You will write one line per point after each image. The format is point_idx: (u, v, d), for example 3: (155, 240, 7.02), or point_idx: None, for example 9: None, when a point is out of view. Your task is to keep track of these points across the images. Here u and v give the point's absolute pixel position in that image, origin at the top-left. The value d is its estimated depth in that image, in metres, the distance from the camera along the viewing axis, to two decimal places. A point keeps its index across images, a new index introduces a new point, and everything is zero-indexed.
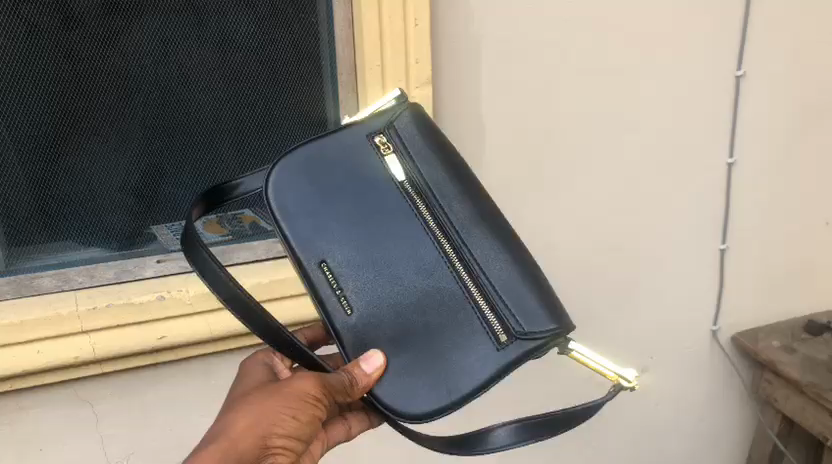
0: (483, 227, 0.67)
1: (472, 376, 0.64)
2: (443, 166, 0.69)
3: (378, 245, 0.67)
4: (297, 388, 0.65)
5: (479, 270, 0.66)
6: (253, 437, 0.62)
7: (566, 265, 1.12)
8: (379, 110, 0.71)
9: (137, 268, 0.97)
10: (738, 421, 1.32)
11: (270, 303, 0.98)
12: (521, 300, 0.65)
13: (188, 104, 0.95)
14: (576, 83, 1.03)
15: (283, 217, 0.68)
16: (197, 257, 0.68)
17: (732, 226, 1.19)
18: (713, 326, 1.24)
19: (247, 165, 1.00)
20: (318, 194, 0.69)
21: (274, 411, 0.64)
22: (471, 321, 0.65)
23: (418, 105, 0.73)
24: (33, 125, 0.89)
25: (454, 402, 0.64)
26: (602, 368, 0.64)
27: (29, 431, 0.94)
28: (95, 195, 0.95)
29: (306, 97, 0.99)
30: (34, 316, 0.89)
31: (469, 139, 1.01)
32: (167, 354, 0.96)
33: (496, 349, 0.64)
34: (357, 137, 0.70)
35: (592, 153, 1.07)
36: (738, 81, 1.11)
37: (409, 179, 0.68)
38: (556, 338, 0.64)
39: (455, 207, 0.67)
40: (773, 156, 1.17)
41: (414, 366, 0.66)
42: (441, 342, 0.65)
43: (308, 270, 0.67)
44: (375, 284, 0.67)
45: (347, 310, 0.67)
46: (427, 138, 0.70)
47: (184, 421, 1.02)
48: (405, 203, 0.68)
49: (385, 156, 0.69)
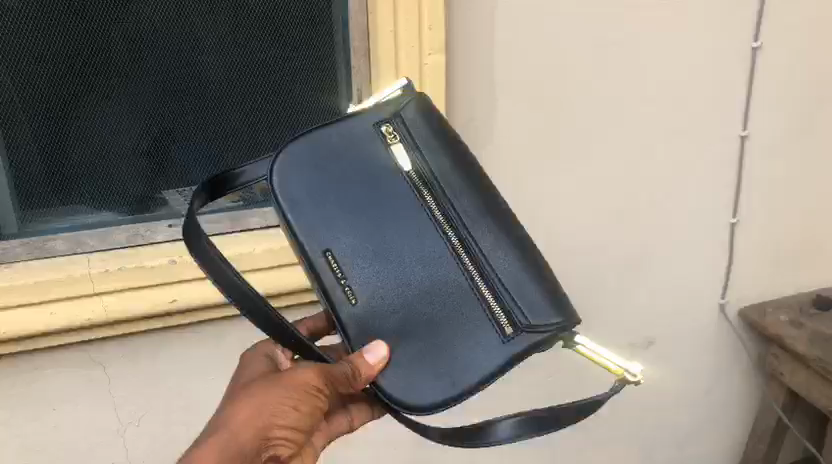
0: (488, 220, 0.67)
1: (475, 369, 0.65)
2: (449, 157, 0.69)
3: (381, 236, 0.67)
4: (298, 379, 0.65)
5: (485, 262, 0.66)
6: (254, 428, 0.64)
7: (575, 235, 1.11)
8: (384, 99, 0.72)
9: (149, 234, 0.97)
10: (746, 396, 1.32)
11: (277, 269, 0.98)
12: (526, 294, 0.66)
13: (199, 73, 0.94)
14: (591, 53, 1.01)
15: (288, 206, 0.68)
16: (199, 249, 0.67)
17: (745, 200, 1.18)
18: (721, 300, 1.24)
19: (258, 132, 0.99)
20: (325, 183, 0.69)
21: (274, 401, 0.65)
22: (476, 313, 0.66)
23: (425, 94, 0.73)
24: (45, 89, 0.88)
25: (457, 393, 0.65)
26: (609, 364, 0.65)
27: (43, 390, 0.96)
28: (107, 159, 0.94)
29: (320, 67, 0.98)
30: (47, 277, 0.90)
31: (481, 107, 0.99)
32: (178, 319, 0.97)
33: (501, 341, 0.65)
34: (363, 128, 0.70)
35: (605, 125, 1.06)
36: (755, 54, 1.09)
37: (415, 169, 0.69)
38: (561, 331, 0.65)
39: (461, 198, 0.67)
40: (789, 129, 1.16)
41: (418, 358, 0.66)
42: (446, 333, 0.66)
43: (313, 259, 0.67)
44: (381, 274, 0.67)
45: (352, 300, 0.67)
46: (433, 129, 0.70)
47: (194, 386, 1.03)
48: (413, 194, 0.68)
49: (391, 145, 0.69)
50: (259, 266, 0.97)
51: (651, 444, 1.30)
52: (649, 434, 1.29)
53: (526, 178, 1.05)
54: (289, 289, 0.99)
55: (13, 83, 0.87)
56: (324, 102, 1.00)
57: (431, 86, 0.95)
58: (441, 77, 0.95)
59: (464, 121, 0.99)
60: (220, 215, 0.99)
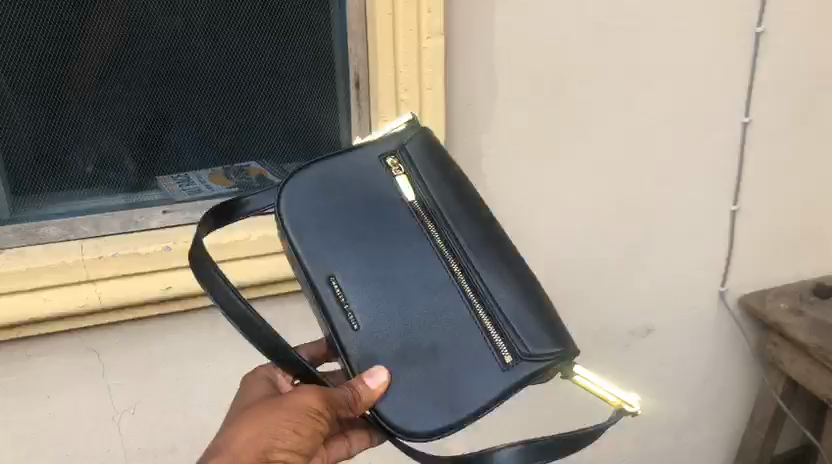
0: (488, 251, 0.69)
1: (476, 397, 0.63)
2: (450, 190, 0.71)
3: (384, 261, 0.68)
4: (298, 401, 0.64)
5: (486, 291, 0.67)
6: (254, 451, 0.63)
7: (575, 222, 1.10)
8: (391, 134, 0.74)
9: (144, 219, 0.95)
10: (744, 382, 1.32)
11: (273, 256, 0.97)
12: (525, 323, 0.66)
13: (198, 67, 0.92)
14: (592, 38, 0.99)
15: (294, 229, 0.69)
16: (202, 268, 0.67)
17: (746, 187, 1.17)
18: (721, 287, 1.23)
19: (254, 120, 0.97)
20: (330, 209, 0.69)
21: (274, 424, 0.64)
22: (476, 340, 0.65)
23: (430, 132, 0.76)
24: (35, 75, 0.86)
25: (456, 420, 0.63)
26: (608, 396, 0.66)
27: (37, 377, 0.95)
28: (100, 144, 0.93)
29: (321, 64, 0.97)
30: (39, 262, 0.89)
31: (480, 93, 0.97)
32: (173, 305, 0.96)
33: (501, 370, 0.64)
34: (370, 159, 0.72)
35: (605, 110, 1.04)
36: (758, 39, 1.07)
37: (418, 199, 0.70)
38: (560, 362, 0.65)
39: (462, 228, 0.69)
40: (792, 115, 1.14)
41: (419, 384, 0.65)
42: (447, 359, 0.65)
43: (317, 284, 0.67)
44: (383, 299, 0.67)
45: (354, 325, 0.66)
46: (435, 164, 0.72)
47: (190, 373, 1.02)
48: (415, 222, 0.69)
49: (395, 176, 0.71)
50: (252, 252, 0.96)
51: (649, 431, 1.30)
52: (647, 421, 1.29)
53: (525, 165, 1.03)
54: (284, 276, 0.98)
55: (9, 71, 0.85)
56: (325, 100, 0.99)
57: (431, 70, 0.93)
58: (440, 61, 0.93)
59: (463, 106, 0.98)
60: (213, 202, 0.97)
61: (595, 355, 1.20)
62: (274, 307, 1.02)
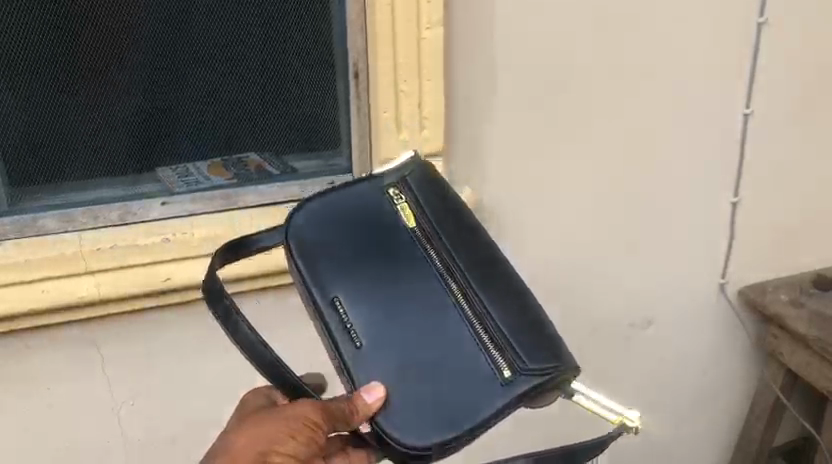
0: (487, 276, 0.70)
1: (477, 410, 0.63)
2: (450, 218, 0.73)
3: (386, 283, 0.68)
4: (297, 411, 0.66)
5: (485, 311, 0.67)
6: (252, 454, 0.65)
7: (575, 214, 1.10)
8: (394, 167, 0.76)
9: (142, 211, 0.94)
10: (743, 374, 1.32)
11: (270, 249, 0.96)
12: (524, 342, 0.66)
13: (197, 60, 0.92)
14: (593, 29, 0.99)
15: (298, 253, 0.70)
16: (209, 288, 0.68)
17: (747, 179, 1.16)
18: (721, 280, 1.23)
19: (252, 113, 0.97)
20: (333, 235, 0.70)
21: (274, 430, 0.65)
22: (476, 357, 0.65)
23: (431, 165, 0.79)
24: (33, 66, 0.86)
25: (456, 433, 0.62)
26: (608, 413, 0.64)
27: (36, 369, 0.95)
28: (98, 137, 0.92)
29: (320, 57, 0.96)
30: (38, 255, 0.89)
31: (480, 84, 0.97)
32: (172, 298, 0.96)
33: (500, 385, 0.64)
34: (372, 188, 0.73)
35: (606, 102, 1.04)
36: (760, 28, 1.06)
37: (420, 225, 0.71)
38: (559, 376, 0.64)
39: (463, 253, 0.70)
40: (794, 106, 1.13)
41: (420, 401, 0.64)
42: (447, 378, 0.64)
43: (319, 307, 0.67)
44: (385, 320, 0.67)
45: (355, 342, 0.66)
46: (436, 194, 0.74)
47: (190, 365, 1.02)
48: (417, 246, 0.70)
49: (398, 205, 0.72)
50: None
51: (648, 424, 1.30)
52: (646, 413, 1.29)
53: (525, 157, 1.03)
54: (283, 268, 0.97)
55: (8, 66, 0.86)
56: (324, 90, 0.98)
57: (429, 61, 0.93)
58: (439, 52, 0.93)
59: (461, 98, 0.98)
60: (213, 194, 0.97)
61: (595, 348, 1.20)
62: (274, 300, 1.02)
